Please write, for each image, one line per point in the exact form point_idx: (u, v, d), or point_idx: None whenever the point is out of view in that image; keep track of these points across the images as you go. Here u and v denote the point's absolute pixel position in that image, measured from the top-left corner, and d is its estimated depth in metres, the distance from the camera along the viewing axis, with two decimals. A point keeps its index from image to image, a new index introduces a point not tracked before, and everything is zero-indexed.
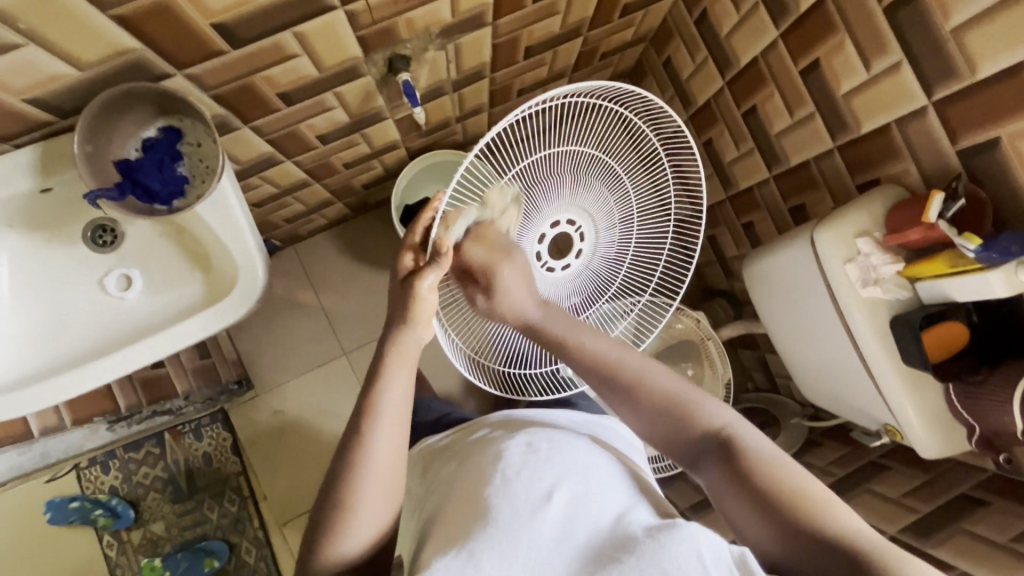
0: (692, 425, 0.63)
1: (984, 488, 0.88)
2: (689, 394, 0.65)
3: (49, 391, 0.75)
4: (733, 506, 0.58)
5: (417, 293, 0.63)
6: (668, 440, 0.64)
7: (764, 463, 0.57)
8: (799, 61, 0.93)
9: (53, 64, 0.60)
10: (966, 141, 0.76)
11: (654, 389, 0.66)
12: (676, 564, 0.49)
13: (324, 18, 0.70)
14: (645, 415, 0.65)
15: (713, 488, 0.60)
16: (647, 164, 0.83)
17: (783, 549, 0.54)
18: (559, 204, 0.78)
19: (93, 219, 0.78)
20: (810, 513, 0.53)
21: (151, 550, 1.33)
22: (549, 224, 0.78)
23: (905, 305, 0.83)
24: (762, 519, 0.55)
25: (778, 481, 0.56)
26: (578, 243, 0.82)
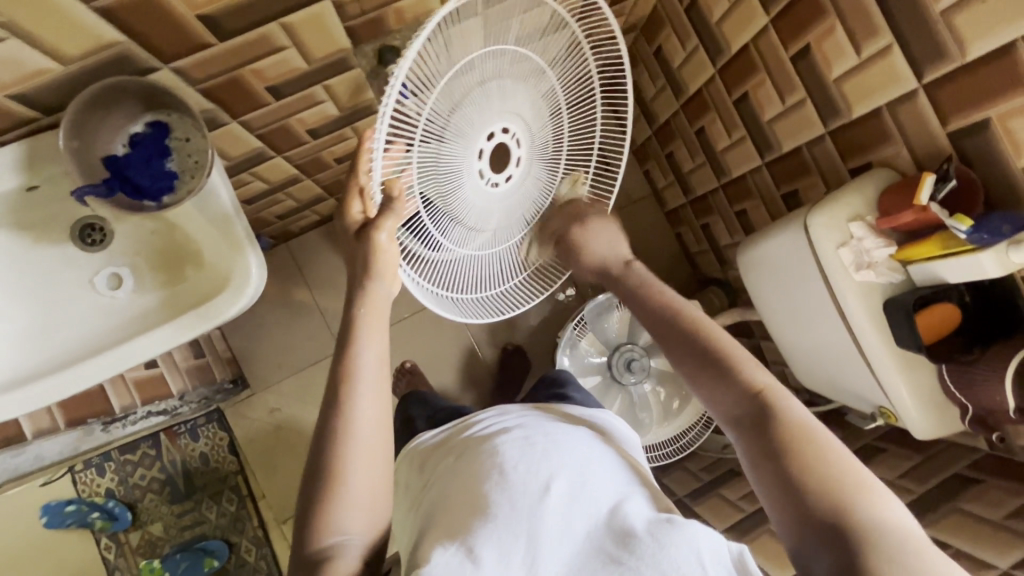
0: (737, 382, 0.58)
1: (977, 467, 0.89)
2: (741, 354, 0.60)
3: (39, 393, 0.73)
4: (755, 473, 0.54)
5: (376, 244, 0.63)
6: (709, 393, 0.60)
7: (805, 438, 0.52)
8: (789, 47, 0.93)
9: (35, 59, 0.59)
10: (956, 123, 0.76)
11: (709, 346, 0.61)
12: (674, 565, 0.50)
13: (312, 9, 0.69)
14: (687, 364, 0.62)
15: (742, 452, 0.56)
16: (569, 52, 0.75)
17: (795, 532, 0.49)
18: (491, 111, 0.69)
19: (81, 218, 0.77)
20: (842, 502, 0.48)
21: (150, 552, 1.32)
22: (484, 137, 0.70)
23: (898, 288, 0.84)
24: (783, 494, 0.51)
25: (814, 460, 0.50)
26: (517, 153, 0.75)
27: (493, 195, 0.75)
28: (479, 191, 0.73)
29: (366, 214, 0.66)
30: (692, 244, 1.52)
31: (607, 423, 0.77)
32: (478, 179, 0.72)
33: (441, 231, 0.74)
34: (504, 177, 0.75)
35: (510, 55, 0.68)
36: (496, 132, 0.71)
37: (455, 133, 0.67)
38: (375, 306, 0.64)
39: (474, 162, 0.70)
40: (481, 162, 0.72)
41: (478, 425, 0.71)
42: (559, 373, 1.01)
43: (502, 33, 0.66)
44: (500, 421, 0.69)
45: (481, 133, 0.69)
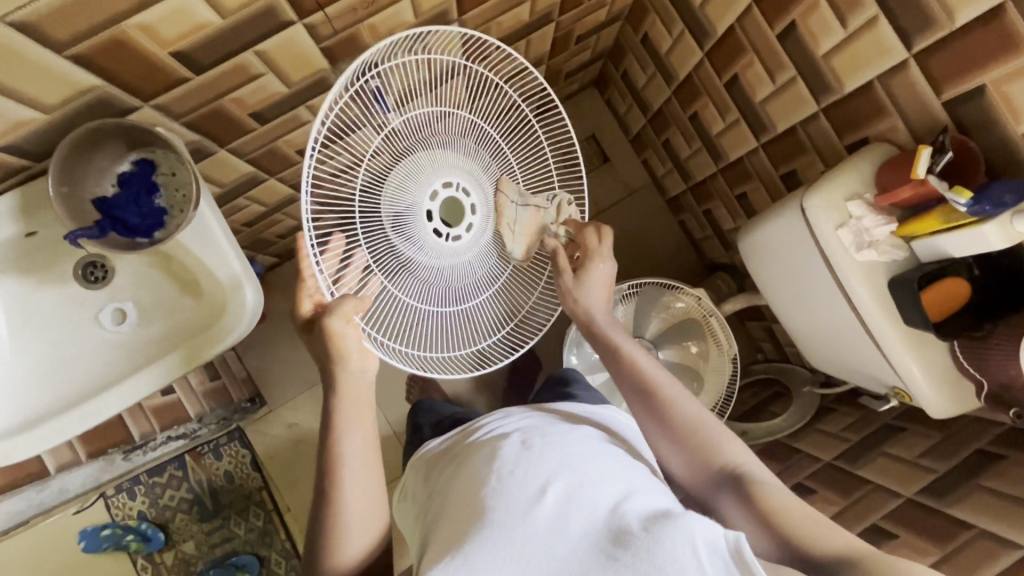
0: (713, 456, 0.67)
1: (1000, 443, 0.86)
2: (715, 428, 0.69)
3: (59, 428, 0.76)
4: (750, 537, 0.61)
5: (333, 331, 0.64)
6: (690, 464, 0.68)
7: (775, 500, 0.61)
8: (775, 26, 0.91)
9: (18, 111, 0.61)
10: (952, 91, 0.73)
11: (681, 420, 0.69)
12: (671, 559, 0.51)
13: (285, 34, 0.70)
14: (667, 438, 0.69)
15: (729, 518, 0.63)
16: (490, 100, 0.78)
17: (794, 571, 0.57)
18: (427, 171, 0.71)
19: (81, 257, 0.79)
20: (822, 540, 0.57)
21: (184, 570, 1.35)
22: (427, 196, 0.71)
23: (902, 266, 0.82)
24: (773, 542, 0.59)
25: (792, 509, 0.60)
26: (469, 204, 0.74)
27: (456, 249, 0.74)
28: (440, 249, 0.74)
29: (320, 306, 0.68)
30: (696, 230, 1.50)
31: (611, 421, 0.75)
32: (433, 236, 0.72)
33: (410, 294, 0.75)
34: (461, 230, 0.74)
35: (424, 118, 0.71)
36: (438, 190, 0.72)
37: (392, 199, 0.69)
38: (352, 396, 0.66)
39: (426, 223, 0.71)
40: (433, 222, 0.72)
41: (482, 430, 0.70)
42: (567, 372, 1.00)
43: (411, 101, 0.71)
44: (501, 424, 0.69)
45: (424, 192, 0.71)
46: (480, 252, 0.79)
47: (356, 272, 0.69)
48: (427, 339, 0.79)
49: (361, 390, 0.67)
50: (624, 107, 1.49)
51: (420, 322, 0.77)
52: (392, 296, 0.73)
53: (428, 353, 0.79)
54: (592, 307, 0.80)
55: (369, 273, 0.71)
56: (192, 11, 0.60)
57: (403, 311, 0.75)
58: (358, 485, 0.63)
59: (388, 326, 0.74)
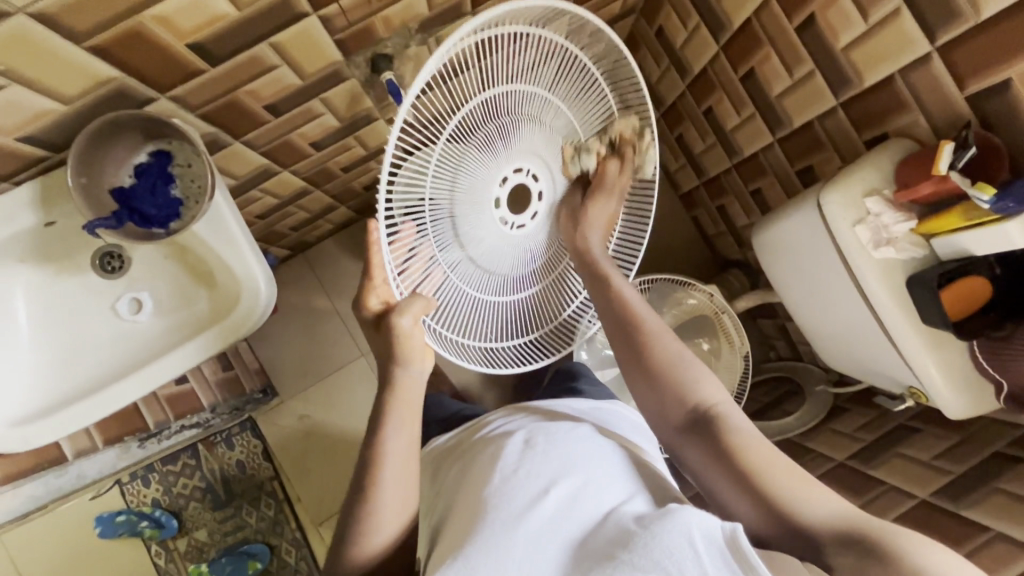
0: (687, 394, 0.62)
1: (1018, 445, 0.85)
2: (693, 367, 0.64)
3: (77, 415, 0.78)
4: (716, 483, 0.58)
5: (399, 329, 0.65)
6: (660, 404, 0.63)
7: (747, 446, 0.57)
8: (793, 18, 0.89)
9: (38, 102, 0.61)
10: (975, 85, 0.71)
11: (657, 354, 0.65)
12: (666, 553, 0.49)
13: (299, 27, 0.70)
14: (640, 372, 0.65)
15: (696, 463, 0.60)
16: (568, 77, 0.74)
17: (759, 522, 0.54)
18: (500, 158, 0.69)
19: (99, 248, 0.81)
20: (793, 492, 0.54)
21: (197, 557, 1.38)
22: (498, 182, 0.69)
23: (921, 264, 0.80)
24: (739, 491, 0.56)
25: (764, 457, 0.56)
26: (537, 190, 0.74)
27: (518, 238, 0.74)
28: (504, 238, 0.73)
29: (385, 303, 0.68)
30: (709, 226, 1.49)
31: (618, 418, 0.75)
32: (499, 225, 0.71)
33: (471, 285, 0.74)
34: (528, 217, 0.74)
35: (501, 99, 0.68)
36: (509, 176, 0.70)
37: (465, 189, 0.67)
38: (406, 398, 0.67)
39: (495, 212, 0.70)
40: (500, 210, 0.71)
41: (490, 426, 0.71)
42: (574, 366, 1.00)
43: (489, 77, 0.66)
44: (508, 422, 0.69)
45: (495, 179, 0.69)
46: (540, 241, 0.79)
47: (421, 264, 0.67)
48: (477, 334, 0.77)
49: (415, 390, 0.68)
50: None
51: (474, 316, 0.76)
52: (454, 288, 0.72)
53: (482, 345, 0.78)
54: (586, 232, 0.76)
55: (432, 262, 0.69)
56: (209, 3, 0.60)
57: (461, 303, 0.74)
58: (399, 482, 0.63)
59: (449, 319, 0.73)
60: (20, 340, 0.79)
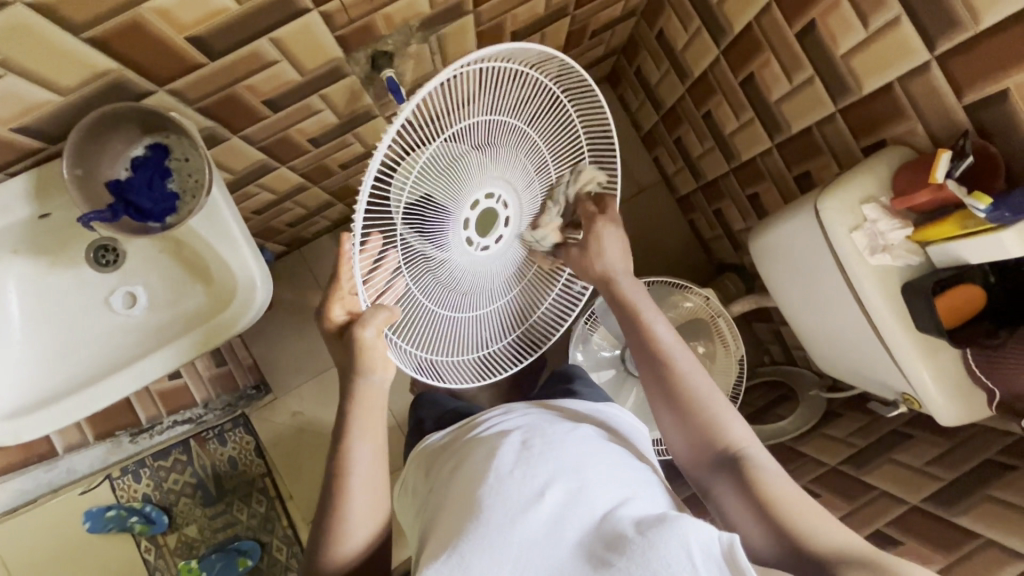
0: (715, 433, 0.67)
1: (1008, 453, 0.86)
2: (721, 406, 0.68)
3: (69, 409, 0.77)
4: (739, 516, 0.62)
5: (363, 341, 0.63)
6: (689, 438, 0.68)
7: (770, 484, 0.61)
8: (794, 24, 0.89)
9: (34, 92, 0.61)
10: (974, 95, 0.72)
11: (687, 392, 0.69)
12: (664, 564, 0.50)
13: (300, 22, 0.69)
14: (673, 410, 0.69)
15: (721, 496, 0.64)
16: (551, 110, 0.73)
17: (775, 553, 0.59)
18: (476, 180, 0.66)
19: (93, 240, 0.80)
20: (811, 528, 0.58)
21: (187, 553, 1.37)
22: (469, 205, 0.66)
23: (917, 271, 0.81)
24: (760, 525, 0.60)
25: (784, 495, 0.60)
26: (505, 216, 0.71)
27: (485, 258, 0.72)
28: (469, 258, 0.71)
29: (350, 313, 0.67)
30: (706, 230, 1.49)
31: (614, 419, 0.75)
32: (468, 247, 0.69)
33: (434, 302, 0.72)
34: (494, 240, 0.71)
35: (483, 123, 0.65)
36: (480, 200, 0.67)
37: (437, 209, 0.64)
38: (368, 404, 0.67)
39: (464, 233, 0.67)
40: (468, 231, 0.68)
41: (484, 425, 0.71)
42: (569, 368, 1.00)
43: (474, 103, 0.63)
44: (503, 422, 0.69)
45: (466, 202, 0.66)
46: (507, 259, 0.77)
47: (385, 276, 0.64)
48: (438, 346, 0.75)
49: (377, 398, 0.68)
50: (637, 103, 1.48)
51: (435, 330, 0.74)
52: (417, 305, 0.70)
53: (441, 358, 0.76)
54: (610, 258, 0.77)
55: (397, 273, 0.65)
56: None
57: (420, 317, 0.71)
58: (364, 489, 0.65)
59: (409, 332, 0.70)
60: (12, 334, 0.78)
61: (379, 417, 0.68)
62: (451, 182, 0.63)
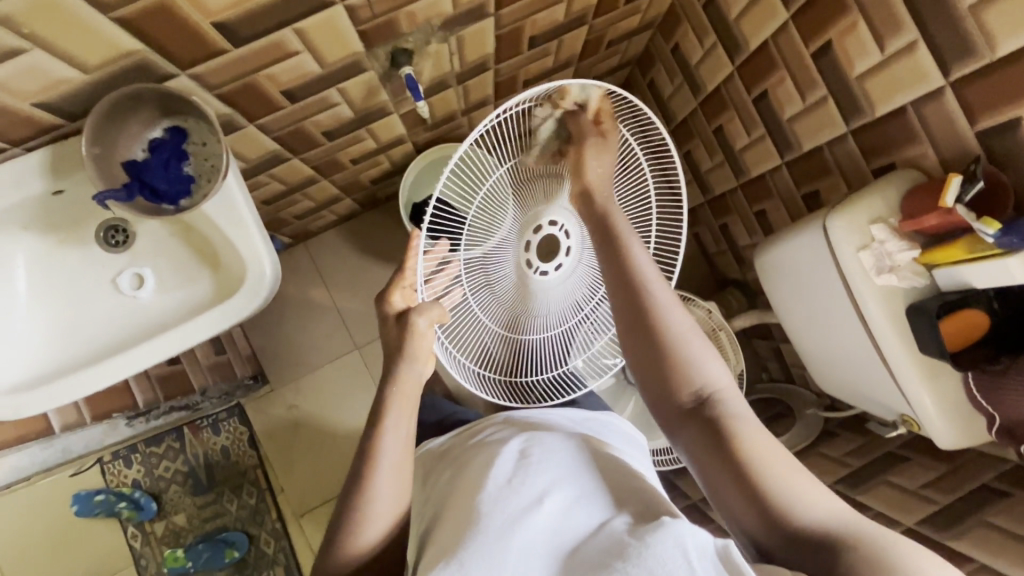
0: (686, 381, 0.59)
1: (1005, 479, 0.86)
2: (698, 347, 0.61)
3: (67, 388, 0.77)
4: (711, 476, 0.55)
5: (416, 329, 0.68)
6: (658, 389, 0.60)
7: (750, 441, 0.54)
8: (810, 44, 0.91)
9: (58, 68, 0.61)
10: (986, 122, 0.73)
11: (661, 335, 0.61)
12: (660, 564, 0.47)
13: (325, 14, 0.70)
14: (645, 354, 0.61)
15: (691, 452, 0.57)
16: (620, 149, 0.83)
17: (751, 521, 0.52)
18: (536, 206, 0.78)
19: (104, 220, 0.80)
20: (794, 495, 0.51)
21: (174, 541, 1.36)
22: (531, 228, 0.77)
23: (922, 294, 0.81)
24: (734, 489, 0.53)
25: (765, 455, 0.53)
26: (566, 244, 0.78)
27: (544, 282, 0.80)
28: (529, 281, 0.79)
29: (407, 304, 0.71)
30: (710, 244, 1.50)
31: (611, 430, 0.75)
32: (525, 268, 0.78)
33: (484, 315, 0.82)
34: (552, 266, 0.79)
35: (555, 153, 0.77)
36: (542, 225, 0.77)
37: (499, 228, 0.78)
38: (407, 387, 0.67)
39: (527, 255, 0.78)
40: (528, 253, 0.78)
41: (482, 435, 0.71)
42: None
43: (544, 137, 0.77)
44: (503, 430, 0.70)
45: (527, 226, 0.78)
46: (573, 287, 0.83)
47: (446, 280, 0.77)
48: (486, 357, 0.85)
49: (414, 386, 0.68)
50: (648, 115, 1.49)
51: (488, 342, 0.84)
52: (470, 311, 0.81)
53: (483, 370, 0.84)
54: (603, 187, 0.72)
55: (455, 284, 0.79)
56: None
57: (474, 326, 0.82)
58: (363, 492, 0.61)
59: (454, 333, 0.81)
60: (18, 308, 0.78)
61: (409, 403, 0.67)
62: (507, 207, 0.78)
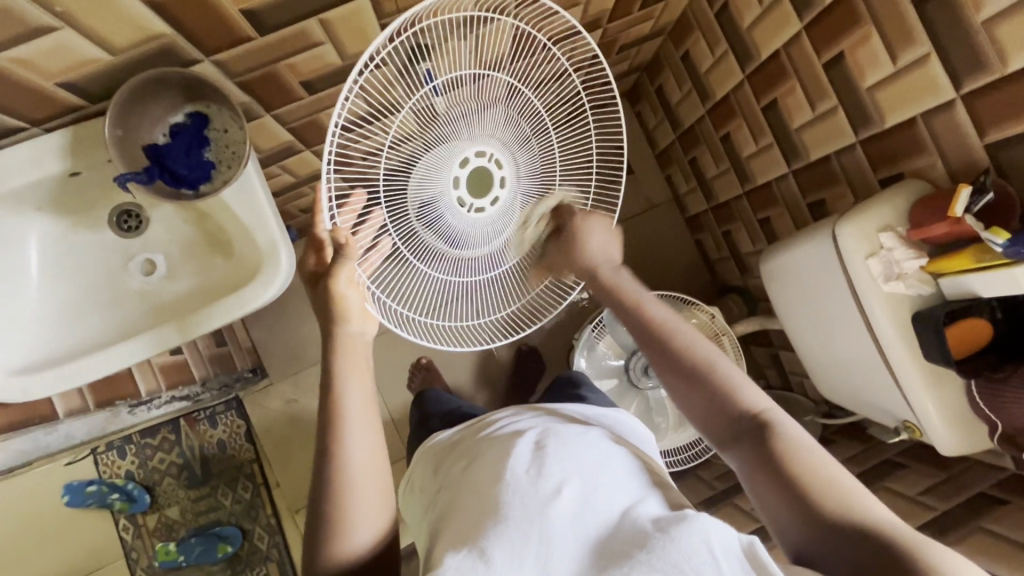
0: (728, 403, 0.58)
1: (1003, 487, 0.87)
2: (732, 370, 0.60)
3: (75, 372, 0.76)
4: (764, 494, 0.53)
5: (336, 293, 0.65)
6: (701, 412, 0.59)
7: (800, 455, 0.53)
8: (822, 55, 0.92)
9: (86, 49, 0.61)
10: (995, 135, 0.75)
11: (696, 367, 0.60)
12: (687, 560, 0.49)
13: (351, 6, 0.70)
14: (680, 384, 0.60)
15: (742, 471, 0.56)
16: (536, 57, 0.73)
17: (811, 536, 0.50)
18: (461, 139, 0.71)
19: (119, 204, 0.79)
20: (853, 504, 0.50)
21: (166, 535, 1.34)
22: (459, 163, 0.71)
23: (927, 301, 0.83)
24: (790, 507, 0.51)
25: (816, 468, 0.52)
26: (500, 176, 0.74)
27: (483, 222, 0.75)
28: (468, 223, 0.74)
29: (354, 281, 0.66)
30: (712, 250, 1.52)
31: (621, 424, 0.76)
32: (459, 208, 0.73)
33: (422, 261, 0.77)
34: (488, 203, 0.74)
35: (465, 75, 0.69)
36: (470, 158, 0.72)
37: (423, 161, 0.69)
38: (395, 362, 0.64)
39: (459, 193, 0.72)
40: (460, 191, 0.72)
41: (497, 425, 0.71)
42: (574, 375, 1.01)
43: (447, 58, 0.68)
44: (518, 422, 0.70)
45: (455, 160, 0.71)
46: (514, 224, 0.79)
47: (371, 232, 0.70)
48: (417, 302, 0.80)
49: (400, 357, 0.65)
50: (654, 122, 1.50)
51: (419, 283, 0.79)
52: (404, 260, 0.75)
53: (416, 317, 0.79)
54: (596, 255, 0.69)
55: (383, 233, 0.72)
56: None
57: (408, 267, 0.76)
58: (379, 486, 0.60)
59: (388, 283, 0.75)
60: (27, 291, 0.77)
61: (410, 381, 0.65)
62: (429, 140, 0.69)
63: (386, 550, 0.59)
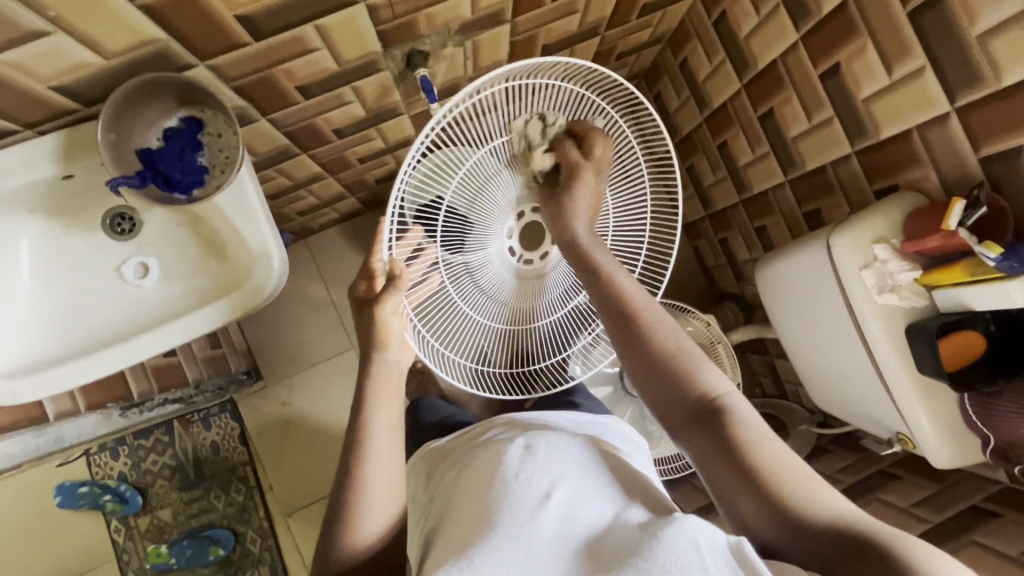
0: (686, 388, 0.59)
1: (996, 500, 0.87)
2: (694, 354, 0.61)
3: (63, 376, 0.76)
4: (721, 479, 0.54)
5: (381, 318, 0.67)
6: (660, 396, 0.60)
7: (756, 442, 0.54)
8: (818, 65, 0.92)
9: (79, 53, 0.61)
10: (989, 149, 0.75)
11: (658, 348, 0.61)
12: (673, 560, 0.48)
13: (347, 12, 0.70)
14: (642, 369, 0.61)
15: (698, 455, 0.57)
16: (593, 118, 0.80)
17: (767, 524, 0.51)
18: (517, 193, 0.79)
19: (112, 207, 0.79)
20: (804, 493, 0.51)
21: (158, 537, 1.34)
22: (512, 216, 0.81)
23: (921, 313, 0.83)
24: (746, 495, 0.52)
25: (773, 457, 0.53)
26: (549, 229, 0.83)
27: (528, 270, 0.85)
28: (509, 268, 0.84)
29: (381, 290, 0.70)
30: (709, 257, 1.51)
31: (613, 433, 0.75)
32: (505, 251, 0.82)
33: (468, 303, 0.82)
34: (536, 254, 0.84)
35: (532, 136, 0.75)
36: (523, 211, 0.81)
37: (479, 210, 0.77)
38: (384, 379, 0.67)
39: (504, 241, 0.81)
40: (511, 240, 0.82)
41: (488, 433, 0.71)
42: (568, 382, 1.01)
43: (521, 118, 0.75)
44: (510, 430, 0.70)
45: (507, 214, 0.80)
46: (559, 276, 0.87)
47: (424, 267, 0.76)
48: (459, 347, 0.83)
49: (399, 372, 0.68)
50: None
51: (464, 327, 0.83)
52: (450, 298, 0.80)
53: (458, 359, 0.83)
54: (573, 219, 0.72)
55: (434, 270, 0.78)
56: None
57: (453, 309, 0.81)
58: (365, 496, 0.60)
59: (434, 323, 0.80)
60: (17, 293, 0.77)
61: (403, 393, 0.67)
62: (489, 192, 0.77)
63: (373, 556, 0.59)
